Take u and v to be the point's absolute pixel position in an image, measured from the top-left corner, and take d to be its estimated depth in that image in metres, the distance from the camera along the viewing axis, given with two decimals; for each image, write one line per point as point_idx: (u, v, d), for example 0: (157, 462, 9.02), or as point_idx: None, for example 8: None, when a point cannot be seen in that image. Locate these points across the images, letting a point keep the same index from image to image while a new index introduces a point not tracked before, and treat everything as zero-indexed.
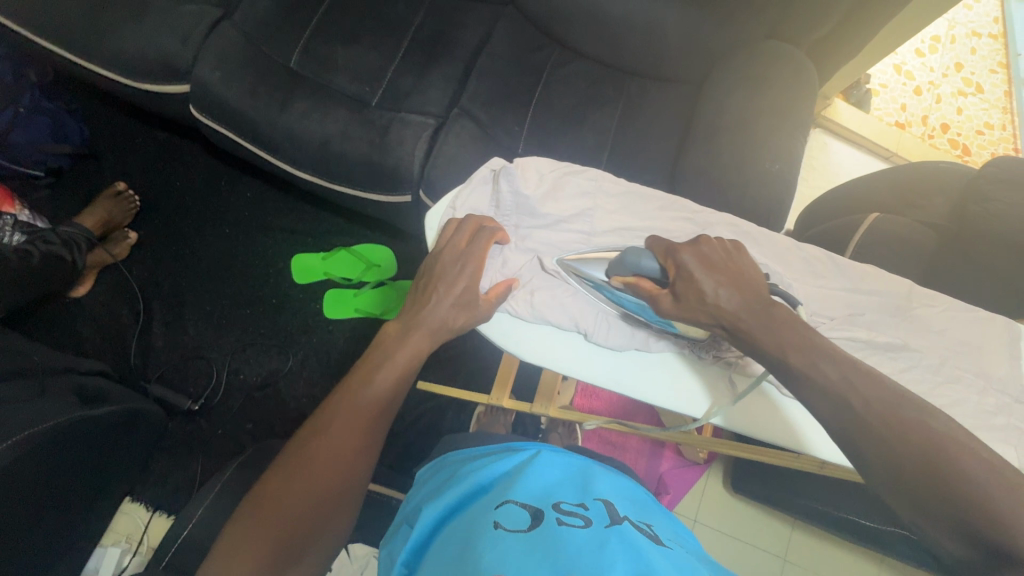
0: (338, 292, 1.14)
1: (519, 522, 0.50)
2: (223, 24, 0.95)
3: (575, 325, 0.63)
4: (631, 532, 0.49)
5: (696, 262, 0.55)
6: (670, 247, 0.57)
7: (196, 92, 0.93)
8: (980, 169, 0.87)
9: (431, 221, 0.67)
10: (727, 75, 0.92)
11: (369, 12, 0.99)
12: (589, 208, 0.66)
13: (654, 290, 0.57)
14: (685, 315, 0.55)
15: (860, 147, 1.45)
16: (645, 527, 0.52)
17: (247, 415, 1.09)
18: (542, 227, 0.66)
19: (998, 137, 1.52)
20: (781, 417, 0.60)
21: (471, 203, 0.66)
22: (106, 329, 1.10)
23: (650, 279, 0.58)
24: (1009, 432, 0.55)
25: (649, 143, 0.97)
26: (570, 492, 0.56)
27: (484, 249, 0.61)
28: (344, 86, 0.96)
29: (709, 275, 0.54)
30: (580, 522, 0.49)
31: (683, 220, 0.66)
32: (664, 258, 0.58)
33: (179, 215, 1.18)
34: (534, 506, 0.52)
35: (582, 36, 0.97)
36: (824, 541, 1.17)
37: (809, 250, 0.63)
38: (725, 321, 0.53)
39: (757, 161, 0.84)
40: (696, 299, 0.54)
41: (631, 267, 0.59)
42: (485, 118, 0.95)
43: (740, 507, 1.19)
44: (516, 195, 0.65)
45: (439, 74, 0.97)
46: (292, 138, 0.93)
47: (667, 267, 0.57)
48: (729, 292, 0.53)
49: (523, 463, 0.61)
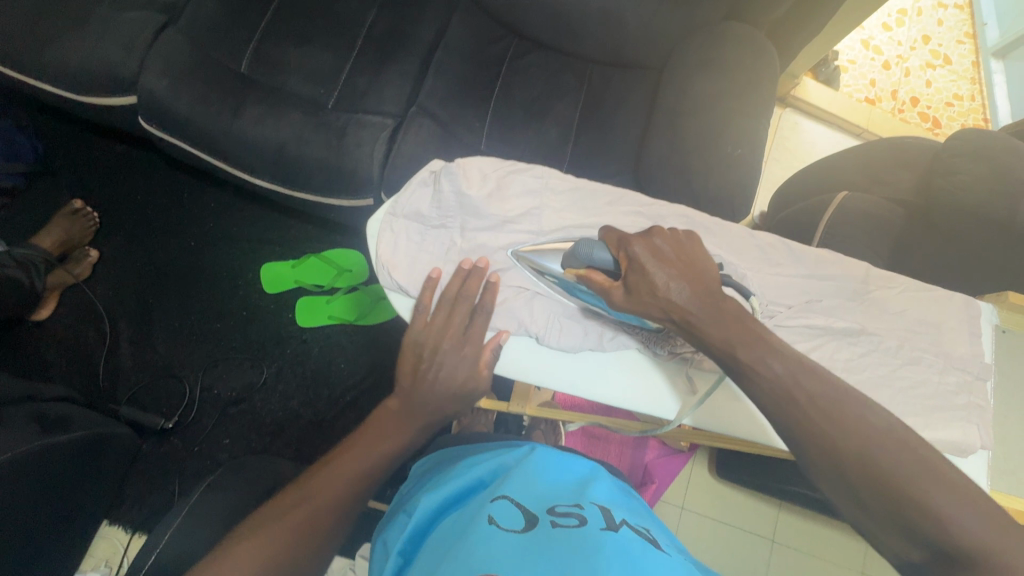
0: (310, 300, 1.12)
1: (513, 523, 0.47)
2: (168, 31, 0.92)
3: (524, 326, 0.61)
4: (629, 536, 0.45)
5: (647, 255, 0.54)
6: (621, 236, 0.56)
7: (143, 102, 0.90)
8: (945, 144, 0.87)
9: (372, 229, 0.64)
10: (687, 61, 0.90)
11: (320, 12, 0.97)
12: (537, 206, 0.64)
13: (606, 283, 0.56)
14: (637, 309, 0.54)
15: (831, 125, 1.44)
16: (644, 532, 0.48)
17: (223, 431, 1.07)
18: (488, 228, 0.64)
19: (967, 109, 1.53)
20: (739, 416, 0.60)
21: (413, 207, 0.64)
22: (73, 352, 1.08)
23: (602, 270, 0.56)
24: (968, 409, 0.55)
25: (613, 133, 0.95)
26: (564, 493, 0.54)
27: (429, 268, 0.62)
28: (298, 89, 0.93)
29: (661, 268, 0.53)
30: (574, 523, 0.46)
31: (634, 213, 0.65)
32: (618, 250, 0.56)
33: (141, 230, 1.15)
34: (530, 507, 0.50)
35: (540, 26, 0.95)
36: (811, 522, 1.18)
37: (763, 238, 0.62)
38: (675, 314, 0.52)
39: (718, 146, 0.83)
40: (648, 292, 0.53)
41: (584, 259, 0.57)
42: (444, 115, 0.93)
43: (724, 492, 1.20)
44: (460, 195, 0.63)
45: (395, 72, 0.95)
46: (245, 146, 0.90)
47: (620, 260, 0.55)
48: (681, 286, 0.52)
49: (518, 463, 0.59)
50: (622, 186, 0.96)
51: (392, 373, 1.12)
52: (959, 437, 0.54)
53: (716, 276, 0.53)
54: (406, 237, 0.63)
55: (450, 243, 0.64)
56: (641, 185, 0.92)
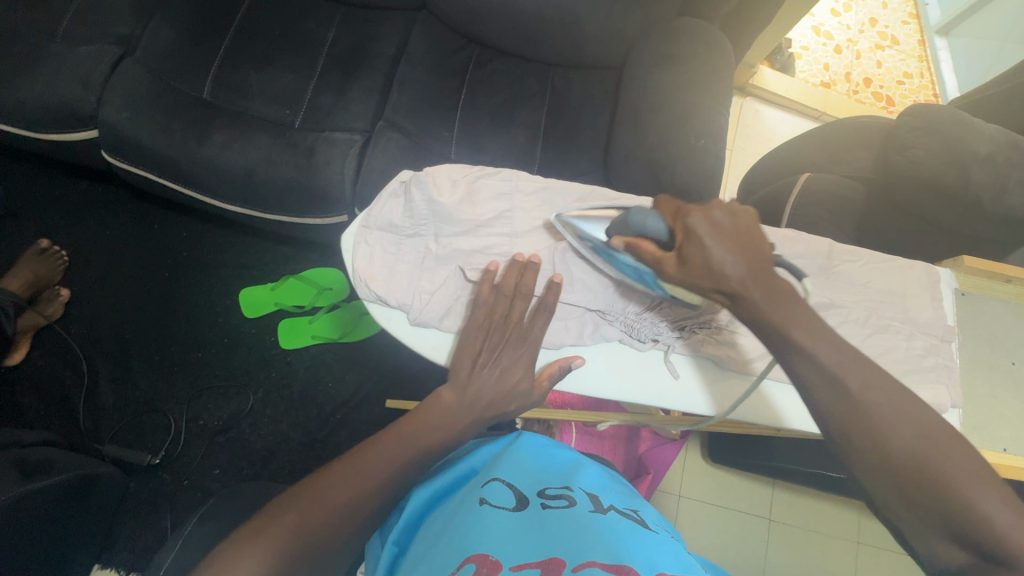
0: (290, 322, 1.11)
1: (503, 507, 0.47)
2: (125, 62, 0.91)
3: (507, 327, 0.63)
4: (616, 516, 0.46)
5: (707, 226, 0.51)
6: (679, 208, 0.54)
7: (105, 136, 0.89)
8: (897, 121, 0.90)
9: (347, 244, 0.65)
10: (645, 57, 0.93)
11: (280, 34, 0.97)
12: (508, 209, 0.65)
13: (657, 252, 0.54)
14: (690, 281, 0.52)
15: (791, 110, 1.49)
16: (631, 512, 0.49)
17: (213, 462, 1.06)
18: (462, 233, 0.64)
19: (918, 85, 1.59)
20: (717, 397, 0.63)
21: (386, 218, 0.64)
22: (50, 395, 1.05)
23: (651, 238, 0.54)
24: (936, 370, 0.57)
25: (580, 133, 0.97)
26: (552, 476, 0.54)
27: (410, 280, 0.63)
28: (264, 112, 0.93)
29: (718, 240, 0.50)
30: (564, 505, 0.47)
31: (603, 207, 0.67)
32: (674, 220, 0.54)
33: (113, 265, 1.13)
34: (521, 491, 0.50)
35: (499, 34, 0.97)
36: (803, 497, 1.21)
37: None
38: (728, 288, 0.49)
39: (682, 137, 0.85)
40: (701, 265, 0.50)
41: (635, 228, 0.56)
42: (411, 127, 0.93)
43: (719, 475, 1.22)
44: (430, 204, 0.63)
45: (359, 88, 0.96)
46: (214, 171, 0.89)
47: (674, 231, 0.53)
48: (735, 260, 0.49)
49: (506, 450, 0.59)
50: (593, 184, 0.98)
51: (382, 388, 1.12)
52: (930, 398, 0.57)
53: (772, 252, 0.51)
54: (381, 249, 0.64)
55: (424, 252, 0.64)
56: (611, 181, 0.94)
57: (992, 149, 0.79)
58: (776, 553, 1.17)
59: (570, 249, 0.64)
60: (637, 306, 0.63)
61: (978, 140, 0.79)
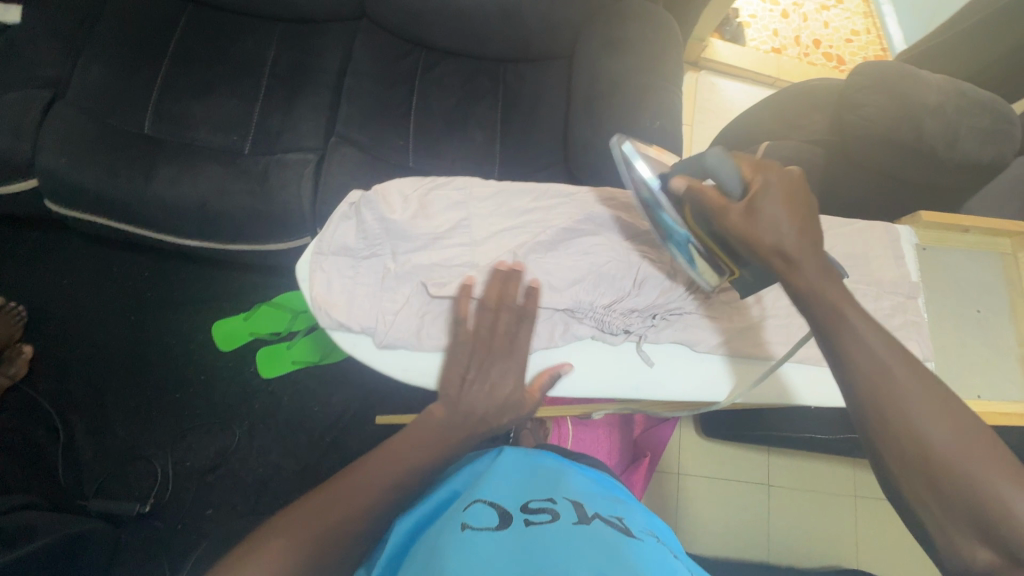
0: (269, 349, 1.06)
1: (487, 523, 0.47)
2: (58, 104, 0.87)
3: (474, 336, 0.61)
4: (601, 527, 0.46)
5: (777, 186, 0.50)
6: (760, 163, 0.51)
7: (45, 183, 0.85)
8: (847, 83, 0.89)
9: (302, 272, 0.63)
10: (591, 44, 0.92)
11: (220, 59, 0.95)
12: (464, 217, 0.64)
13: (719, 200, 0.52)
14: (739, 238, 0.51)
15: (745, 79, 1.50)
16: (615, 520, 0.49)
17: (206, 502, 1.04)
18: (419, 248, 0.63)
19: (865, 42, 1.61)
20: (693, 380, 0.64)
21: (340, 242, 0.62)
22: (26, 456, 1.01)
23: (721, 187, 0.52)
24: (905, 327, 0.58)
25: (537, 126, 0.96)
26: (536, 487, 0.55)
27: (372, 302, 0.62)
28: (209, 141, 0.91)
29: (784, 202, 0.49)
30: (547, 519, 0.47)
31: (561, 202, 0.66)
32: (749, 173, 0.52)
33: (76, 314, 1.09)
34: (504, 510, 0.50)
35: (443, 36, 0.95)
36: (799, 459, 1.24)
37: None
38: (784, 251, 0.49)
39: (638, 121, 0.85)
40: (762, 221, 0.49)
41: (705, 169, 0.53)
42: (365, 139, 0.92)
43: (715, 449, 1.23)
44: (383, 222, 0.62)
45: (307, 105, 0.94)
46: (166, 208, 0.86)
47: (747, 182, 0.51)
48: (792, 227, 0.49)
49: (488, 468, 0.59)
50: (556, 177, 0.97)
51: (371, 406, 1.10)
52: None
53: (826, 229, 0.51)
54: (339, 275, 0.62)
55: (383, 272, 0.63)
56: (573, 172, 0.93)
57: (942, 97, 0.82)
58: (778, 518, 1.19)
59: (533, 251, 0.63)
60: (608, 299, 0.63)
61: (926, 92, 0.83)
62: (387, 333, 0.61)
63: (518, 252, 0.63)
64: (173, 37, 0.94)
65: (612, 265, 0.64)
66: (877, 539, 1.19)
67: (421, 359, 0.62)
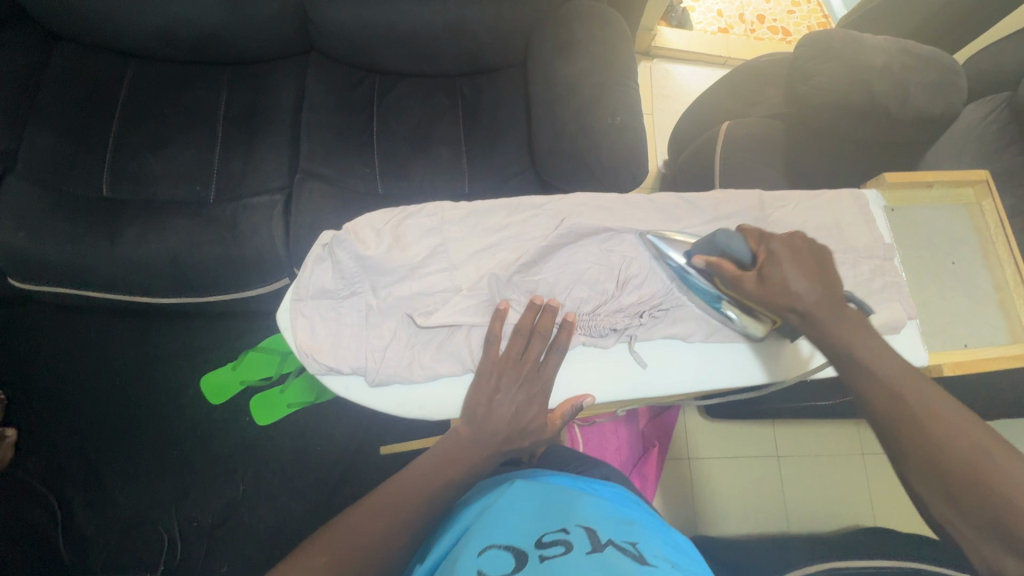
0: (262, 396, 1.02)
1: (500, 567, 0.45)
2: (10, 179, 0.85)
3: (460, 361, 0.62)
4: (614, 556, 0.44)
5: (785, 253, 0.55)
6: (761, 234, 0.57)
7: (6, 260, 0.82)
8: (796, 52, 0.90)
9: (286, 320, 0.64)
10: (543, 48, 0.92)
11: (173, 111, 0.93)
12: (440, 243, 0.65)
13: (738, 272, 0.56)
14: (766, 299, 0.56)
15: (698, 62, 1.52)
16: (631, 545, 0.47)
17: (218, 561, 1.01)
18: (399, 280, 0.63)
19: (808, 10, 1.65)
20: (687, 373, 0.65)
21: (319, 285, 0.63)
22: (26, 542, 0.98)
23: (736, 261, 0.57)
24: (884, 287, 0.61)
25: (501, 137, 0.97)
26: (546, 518, 0.53)
27: (359, 340, 0.63)
28: (172, 195, 0.89)
29: (797, 266, 0.55)
30: (560, 552, 0.46)
31: (536, 214, 0.66)
32: (757, 245, 0.57)
33: (56, 389, 1.06)
34: (516, 546, 0.48)
35: (395, 59, 0.95)
36: (806, 426, 1.25)
37: (660, 199, 0.68)
38: (799, 307, 0.54)
39: (600, 119, 0.86)
40: (781, 286, 0.54)
41: (719, 247, 0.57)
42: (332, 171, 0.91)
43: (720, 429, 1.24)
44: (359, 259, 0.62)
45: (267, 146, 0.92)
46: (136, 269, 0.84)
47: (759, 253, 0.56)
48: (811, 287, 0.54)
49: (500, 500, 0.57)
50: (527, 184, 0.97)
51: (375, 437, 1.09)
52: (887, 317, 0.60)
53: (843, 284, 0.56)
54: (323, 318, 0.64)
55: (366, 308, 0.63)
56: (544, 177, 0.94)
57: (887, 58, 0.84)
58: (793, 488, 1.20)
59: (515, 272, 0.63)
60: (590, 304, 0.64)
61: (874, 53, 0.83)
62: (377, 369, 0.62)
63: (497, 274, 0.62)
64: (120, 95, 0.92)
65: (591, 271, 0.64)
66: (890, 493, 1.21)
67: (415, 391, 0.64)
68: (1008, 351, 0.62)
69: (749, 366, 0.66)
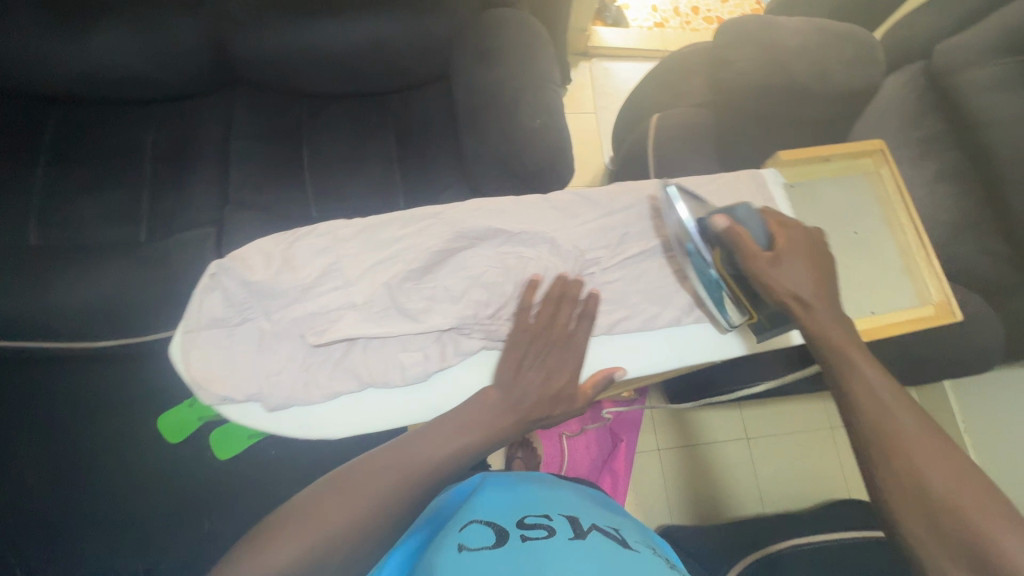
0: (220, 431, 0.97)
1: (485, 541, 0.51)
2: None
3: (356, 380, 0.66)
4: (596, 539, 0.51)
5: (798, 245, 0.62)
6: (784, 224, 0.64)
7: None
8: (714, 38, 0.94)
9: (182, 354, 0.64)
10: (464, 60, 0.93)
11: (95, 151, 0.94)
12: (332, 261, 0.67)
13: (755, 250, 0.60)
14: (766, 287, 0.60)
15: (636, 58, 1.55)
16: (613, 531, 0.55)
17: None
18: (291, 303, 0.65)
19: None
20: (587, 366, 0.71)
21: (209, 315, 0.64)
22: None
23: (753, 236, 0.62)
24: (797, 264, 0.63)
25: (433, 150, 0.98)
26: (528, 505, 0.61)
27: (257, 364, 0.64)
28: (104, 237, 0.90)
29: (808, 264, 0.61)
30: (543, 535, 0.52)
31: (427, 224, 0.70)
32: (776, 228, 0.63)
33: None
34: (501, 526, 0.54)
35: (322, 83, 0.96)
36: (769, 405, 1.26)
37: (557, 198, 0.75)
38: (802, 293, 0.59)
39: (523, 124, 0.87)
40: (790, 276, 0.60)
41: (738, 220, 0.63)
42: (267, 201, 0.92)
43: (682, 422, 1.23)
44: (247, 285, 0.64)
45: (201, 180, 0.94)
46: (70, 316, 0.83)
47: (777, 240, 0.62)
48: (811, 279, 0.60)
49: (491, 494, 0.64)
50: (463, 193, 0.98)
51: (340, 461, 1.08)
52: None
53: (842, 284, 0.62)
54: (216, 346, 0.65)
55: (260, 334, 0.65)
56: (477, 185, 0.95)
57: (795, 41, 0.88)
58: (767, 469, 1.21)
59: (406, 280, 0.67)
60: (489, 307, 0.67)
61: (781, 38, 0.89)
62: (278, 391, 0.64)
63: (387, 284, 0.66)
64: (24, 138, 0.91)
65: (478, 279, 0.68)
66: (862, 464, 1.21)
67: (317, 412, 0.66)
68: (910, 317, 0.70)
69: (643, 358, 0.72)
